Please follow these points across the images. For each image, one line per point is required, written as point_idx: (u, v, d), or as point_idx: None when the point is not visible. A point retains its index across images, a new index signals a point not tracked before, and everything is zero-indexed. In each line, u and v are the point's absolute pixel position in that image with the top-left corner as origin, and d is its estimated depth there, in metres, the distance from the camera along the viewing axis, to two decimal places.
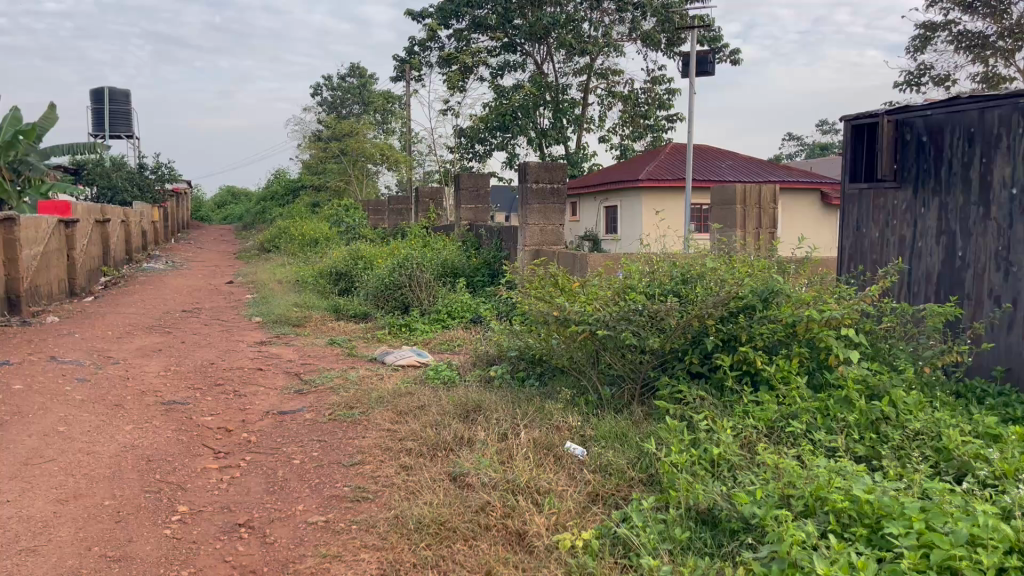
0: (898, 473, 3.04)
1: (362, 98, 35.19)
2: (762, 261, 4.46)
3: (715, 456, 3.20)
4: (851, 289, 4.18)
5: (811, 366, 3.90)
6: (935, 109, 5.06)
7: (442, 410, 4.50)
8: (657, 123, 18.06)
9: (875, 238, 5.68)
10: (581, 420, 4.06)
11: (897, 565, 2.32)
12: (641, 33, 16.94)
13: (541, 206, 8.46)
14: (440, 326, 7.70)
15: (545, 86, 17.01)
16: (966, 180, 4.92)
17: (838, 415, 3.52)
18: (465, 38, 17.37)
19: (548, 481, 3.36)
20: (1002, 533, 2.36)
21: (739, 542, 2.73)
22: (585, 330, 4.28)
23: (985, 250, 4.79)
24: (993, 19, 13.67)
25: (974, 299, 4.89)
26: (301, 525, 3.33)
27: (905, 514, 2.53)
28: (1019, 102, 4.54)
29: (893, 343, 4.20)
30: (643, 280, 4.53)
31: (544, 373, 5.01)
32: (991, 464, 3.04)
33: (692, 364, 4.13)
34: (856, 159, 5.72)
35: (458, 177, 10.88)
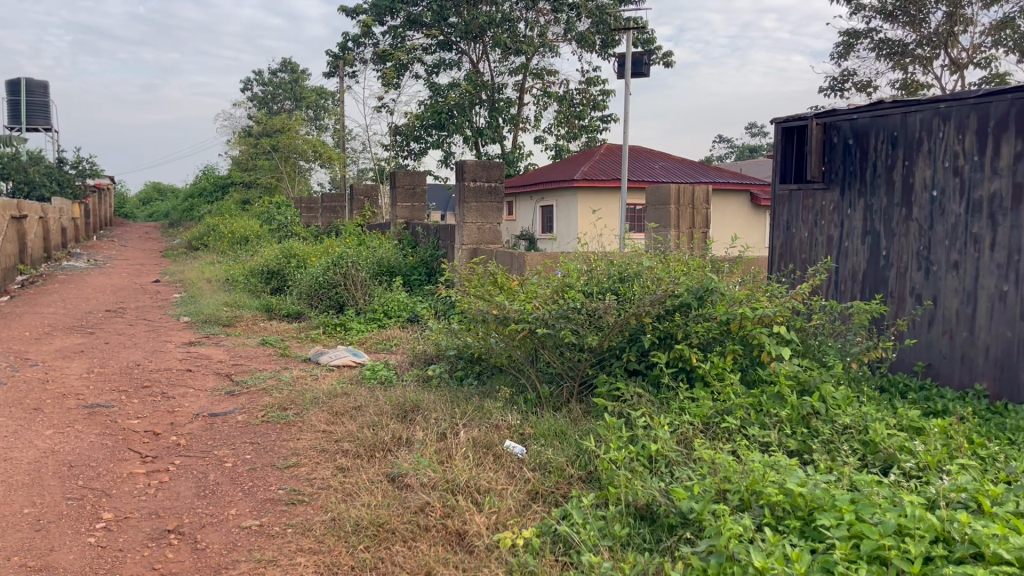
0: (828, 466, 3.12)
1: (294, 94, 34.67)
2: (697, 260, 4.54)
3: (653, 452, 3.23)
4: (782, 286, 4.27)
5: (744, 363, 3.98)
6: (860, 113, 5.22)
7: (380, 410, 4.44)
8: (591, 124, 18.25)
9: (803, 238, 5.82)
10: (520, 418, 4.05)
11: (830, 556, 2.37)
12: (576, 34, 17.06)
13: (479, 205, 8.45)
14: (376, 325, 7.61)
15: (481, 85, 16.99)
16: (890, 182, 5.10)
17: (771, 410, 3.59)
18: (400, 35, 17.20)
19: (487, 480, 3.34)
20: (928, 523, 2.44)
21: (677, 537, 2.76)
22: (523, 329, 4.24)
23: (907, 250, 4.98)
24: (912, 27, 14.18)
25: (896, 297, 5.08)
26: (233, 530, 3.24)
27: (836, 506, 2.59)
28: (939, 109, 4.73)
29: (823, 339, 4.31)
30: (581, 279, 4.55)
31: (483, 372, 4.99)
32: (915, 458, 3.16)
33: (629, 361, 4.17)
34: (784, 160, 5.84)
35: (395, 174, 10.77)
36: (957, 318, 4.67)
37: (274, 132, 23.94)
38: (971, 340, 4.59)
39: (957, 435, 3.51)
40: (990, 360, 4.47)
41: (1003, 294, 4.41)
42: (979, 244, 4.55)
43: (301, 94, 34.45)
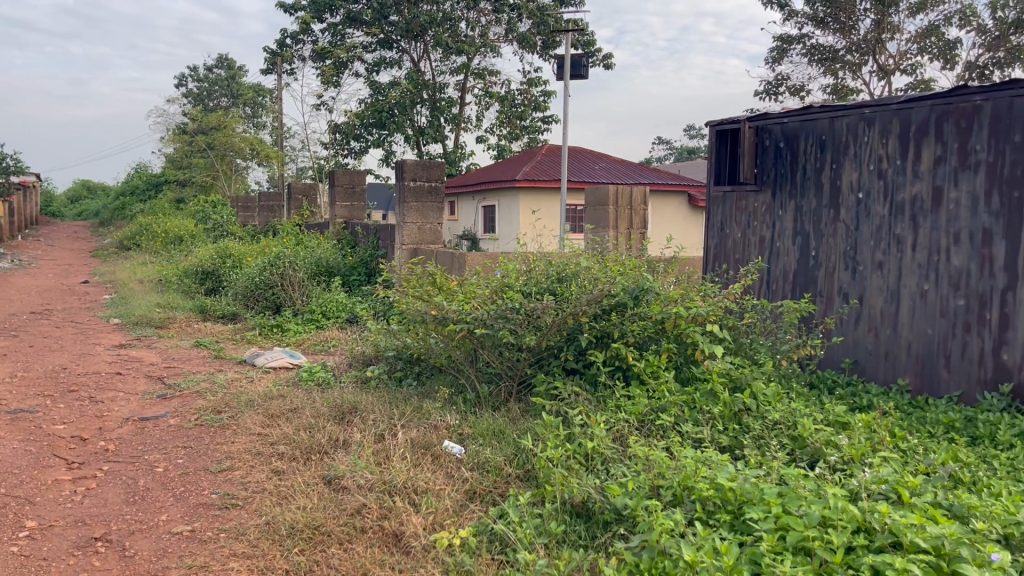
0: (758, 461, 3.22)
1: (230, 92, 34.01)
2: (632, 260, 4.61)
3: (589, 450, 3.28)
4: (715, 286, 4.38)
5: (679, 361, 4.06)
6: (790, 117, 5.36)
7: (317, 412, 4.40)
8: (532, 125, 18.35)
9: (736, 238, 5.93)
10: (459, 418, 4.06)
11: (758, 548, 2.44)
12: (517, 35, 17.11)
13: (419, 205, 8.43)
14: (314, 326, 7.53)
15: (422, 84, 16.91)
16: (818, 184, 5.26)
17: (704, 407, 3.68)
18: (339, 33, 17.00)
19: (425, 480, 3.34)
20: (850, 514, 2.53)
21: (612, 534, 2.81)
22: (462, 329, 4.24)
23: (835, 251, 5.14)
24: (842, 34, 14.63)
25: (825, 296, 5.24)
26: (164, 535, 3.17)
27: (764, 499, 2.67)
28: (865, 114, 4.90)
29: (754, 337, 4.42)
30: (520, 280, 4.57)
31: (423, 372, 4.99)
32: (840, 451, 3.28)
33: (567, 360, 4.22)
34: (717, 162, 5.95)
35: (333, 173, 10.66)
36: (882, 316, 4.86)
37: (210, 129, 23.46)
38: (894, 338, 4.78)
39: (879, 428, 3.65)
40: (912, 356, 4.68)
41: (924, 293, 4.62)
42: (902, 245, 4.74)
43: (238, 91, 33.88)
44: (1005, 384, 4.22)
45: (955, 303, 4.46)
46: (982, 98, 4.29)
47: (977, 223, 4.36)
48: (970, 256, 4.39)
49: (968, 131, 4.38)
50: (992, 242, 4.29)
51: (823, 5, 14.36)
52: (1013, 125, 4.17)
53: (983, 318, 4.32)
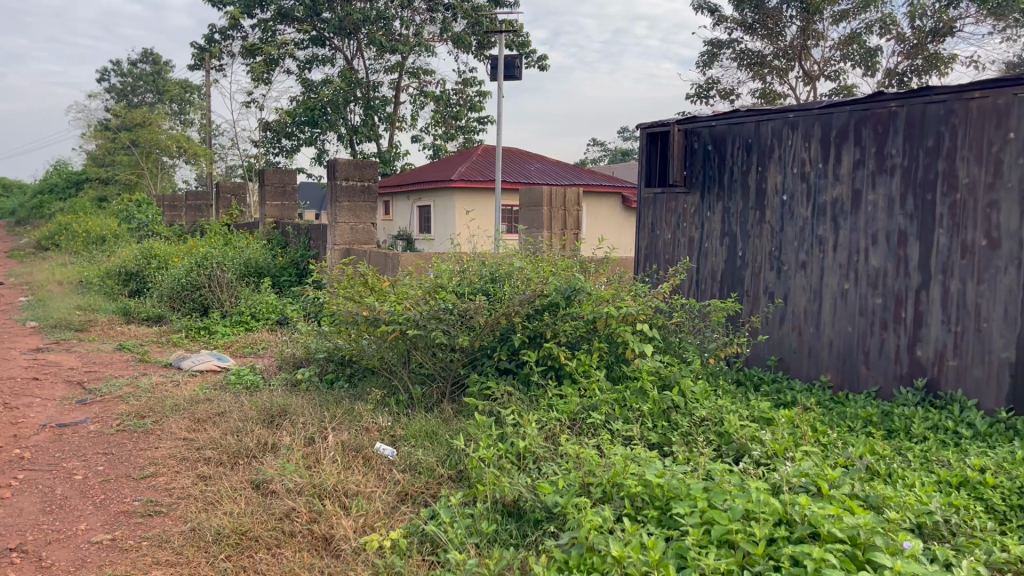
0: (686, 457, 3.29)
1: (156, 87, 33.14)
2: (565, 260, 4.66)
3: (521, 449, 3.30)
4: (646, 286, 4.45)
5: (610, 360, 4.12)
6: (718, 121, 5.49)
7: (245, 416, 4.32)
8: (467, 125, 18.35)
9: (666, 239, 6.02)
10: (392, 420, 4.04)
11: (683, 542, 2.50)
12: (452, 34, 17.08)
13: (351, 204, 8.35)
14: (243, 328, 7.39)
15: (355, 82, 16.72)
16: (745, 186, 5.39)
17: (634, 405, 3.74)
18: (270, 29, 16.69)
19: (356, 483, 3.32)
20: (772, 507, 2.61)
21: (543, 531, 2.84)
22: (395, 330, 4.22)
23: (761, 251, 5.28)
24: (770, 40, 15.01)
25: (751, 296, 5.38)
26: (82, 545, 3.08)
27: (690, 494, 2.74)
28: (788, 118, 5.05)
29: (682, 335, 4.50)
30: (453, 280, 4.56)
31: (355, 374, 4.93)
32: (763, 446, 3.37)
33: (500, 360, 4.23)
34: (649, 164, 6.04)
35: (264, 172, 10.47)
36: (805, 315, 5.02)
37: (134, 125, 22.76)
38: (817, 335, 4.94)
39: (802, 424, 3.77)
40: (833, 353, 4.85)
41: (844, 292, 4.79)
42: (823, 246, 4.91)
43: (164, 86, 32.96)
44: (920, 379, 4.40)
45: (874, 302, 4.64)
46: (897, 104, 4.47)
47: (894, 224, 4.54)
48: (887, 257, 4.57)
49: (884, 136, 4.56)
50: (907, 242, 4.48)
51: (751, 11, 14.73)
52: (926, 131, 4.36)
53: (899, 316, 4.51)
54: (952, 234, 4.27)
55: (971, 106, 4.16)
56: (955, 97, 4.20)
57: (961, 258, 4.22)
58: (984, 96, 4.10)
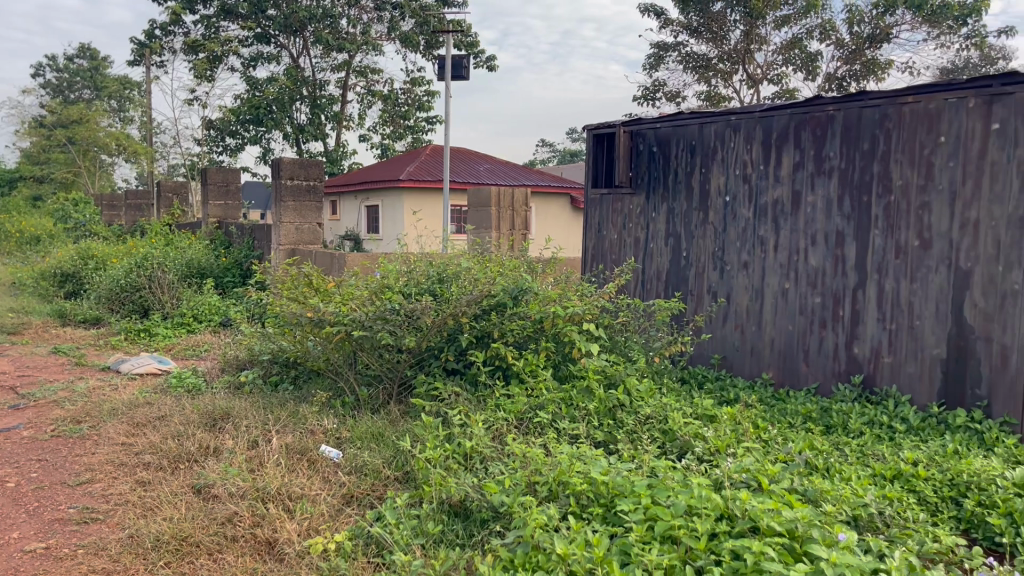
0: (630, 455, 3.33)
1: (94, 83, 32.32)
2: (512, 261, 4.68)
3: (467, 449, 3.30)
4: (592, 286, 4.49)
5: (557, 360, 4.15)
6: (662, 123, 5.57)
7: (186, 419, 4.24)
8: (416, 125, 18.27)
9: (613, 239, 6.07)
10: (337, 422, 4.01)
11: (627, 539, 2.53)
12: (400, 34, 16.98)
13: (297, 204, 8.25)
14: (185, 330, 7.25)
15: (301, 80, 16.49)
16: (689, 188, 5.48)
17: (580, 403, 3.78)
18: (213, 25, 16.39)
19: (300, 486, 3.29)
20: (714, 502, 2.65)
21: (489, 531, 2.85)
22: (340, 331, 4.18)
23: (705, 252, 5.37)
24: (715, 43, 15.26)
25: (695, 295, 5.46)
26: (14, 554, 2.98)
27: (634, 492, 2.77)
28: (731, 120, 5.15)
29: (628, 335, 4.55)
30: (400, 281, 4.52)
31: (299, 376, 4.88)
32: (706, 442, 3.43)
33: (447, 361, 4.23)
34: (595, 165, 6.09)
35: (206, 170, 10.29)
36: (747, 314, 5.12)
37: (70, 122, 22.15)
38: (759, 334, 5.05)
39: (744, 420, 3.85)
40: (775, 352, 4.95)
41: (785, 291, 4.90)
42: (765, 247, 5.01)
43: (102, 82, 32.16)
44: (857, 376, 4.53)
45: (813, 301, 4.76)
46: (834, 108, 4.59)
47: (832, 225, 4.66)
48: (825, 256, 4.69)
49: (823, 139, 4.68)
50: (844, 243, 4.60)
51: (696, 14, 14.95)
52: (862, 134, 4.49)
53: (838, 315, 4.63)
54: (886, 235, 4.40)
55: (904, 111, 4.30)
56: (889, 102, 4.33)
57: (895, 258, 4.36)
58: (916, 101, 4.23)
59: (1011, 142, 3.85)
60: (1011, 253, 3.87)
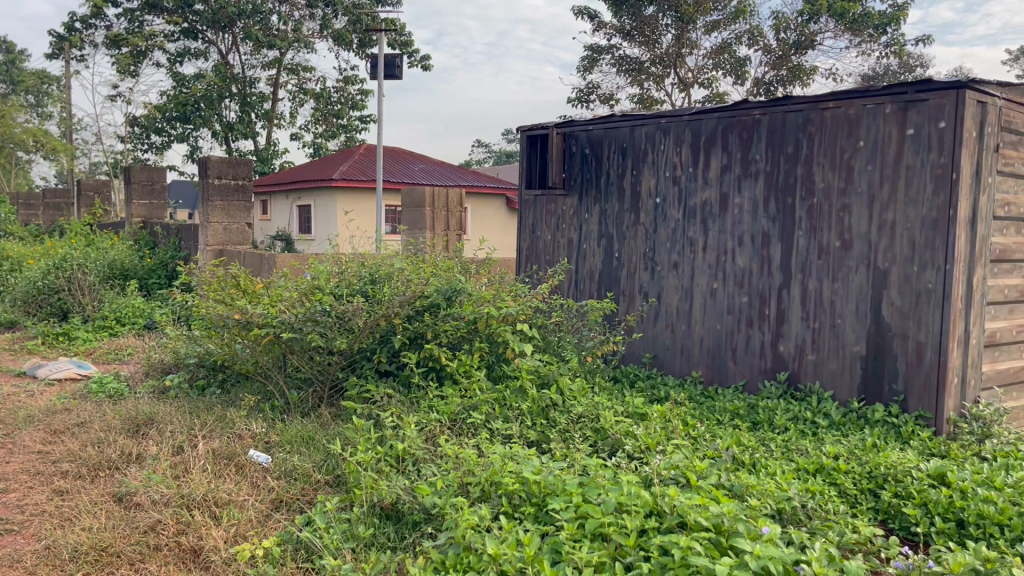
0: (563, 454, 3.36)
1: (10, 77, 31.11)
2: (445, 261, 4.67)
3: (400, 452, 3.28)
4: (525, 286, 4.51)
5: (491, 360, 4.16)
6: (594, 125, 5.63)
7: (107, 426, 4.10)
8: (349, 123, 18.07)
9: (547, 240, 6.10)
10: (266, 426, 3.93)
11: (558, 538, 2.55)
12: (332, 31, 16.75)
13: (224, 203, 8.07)
14: (107, 333, 7.03)
15: (230, 77, 16.04)
16: (620, 189, 5.55)
17: (513, 404, 3.79)
18: (137, 19, 15.86)
19: (227, 492, 3.22)
20: (643, 499, 2.69)
21: (421, 533, 2.84)
22: (268, 333, 4.11)
23: (636, 252, 5.45)
24: (647, 47, 15.48)
25: (627, 295, 5.54)
26: None
27: (566, 490, 2.79)
28: (662, 123, 5.24)
29: (561, 335, 4.59)
30: (331, 282, 4.45)
31: (227, 380, 4.79)
32: (637, 440, 3.49)
33: (380, 363, 4.19)
34: (529, 166, 6.10)
35: (129, 168, 10.01)
36: (677, 313, 5.22)
37: None
38: (689, 333, 5.15)
39: (673, 418, 3.92)
40: (704, 350, 5.06)
41: (713, 291, 5.01)
42: (694, 247, 5.11)
43: (19, 77, 30.96)
44: (782, 373, 4.67)
45: (740, 300, 4.87)
46: (760, 112, 4.72)
47: (758, 226, 4.79)
48: (752, 257, 4.81)
49: (749, 142, 4.80)
50: (770, 243, 4.73)
51: (629, 18, 15.14)
52: (787, 138, 4.62)
53: (764, 313, 4.76)
54: (809, 236, 4.54)
55: (826, 115, 4.44)
56: (812, 107, 4.47)
57: (818, 258, 4.50)
58: (837, 106, 4.38)
59: (925, 147, 4.02)
60: (925, 254, 4.04)
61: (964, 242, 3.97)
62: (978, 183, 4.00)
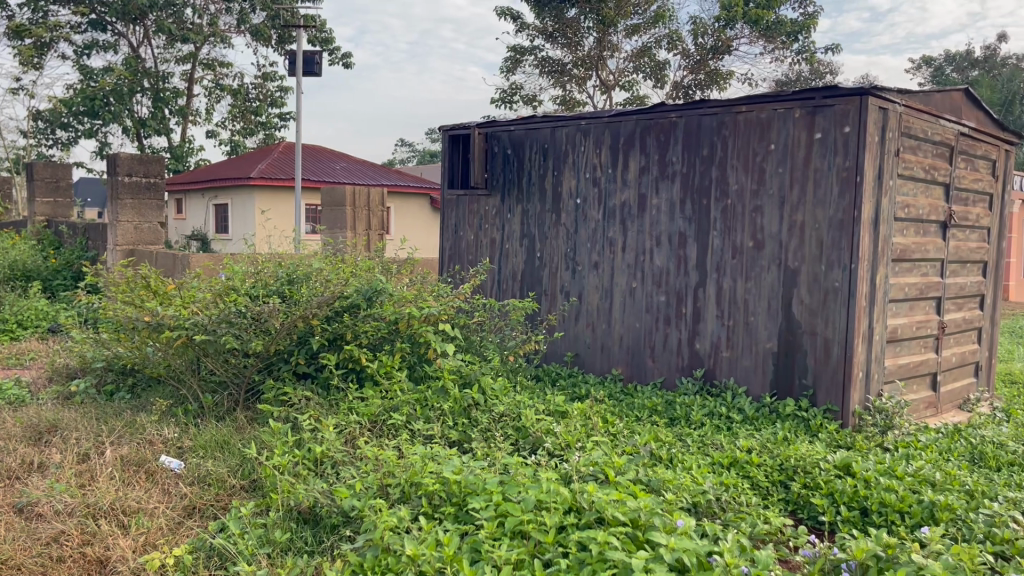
0: (484, 453, 3.36)
1: None
2: (365, 261, 4.62)
3: (318, 455, 3.23)
4: (447, 286, 4.50)
5: (413, 361, 4.14)
6: (516, 126, 5.67)
7: (7, 434, 3.91)
8: (268, 121, 17.69)
9: (469, 240, 6.08)
10: (178, 431, 3.82)
11: (477, 537, 2.56)
12: (250, 26, 16.37)
13: (135, 201, 7.81)
14: (7, 337, 6.69)
15: (142, 71, 15.56)
16: (541, 190, 5.59)
17: (435, 404, 3.78)
18: (40, 9, 15.18)
19: (136, 500, 3.12)
20: (562, 496, 2.72)
21: (338, 536, 2.81)
22: (181, 336, 3.99)
23: (558, 252, 5.50)
24: (569, 49, 15.63)
25: (548, 295, 5.58)
26: None
27: (486, 489, 2.80)
28: (582, 124, 5.31)
29: (484, 335, 4.59)
30: (246, 282, 4.34)
31: (137, 384, 4.64)
32: (556, 438, 3.53)
33: (298, 364, 4.12)
34: (451, 167, 6.09)
35: (32, 165, 9.57)
36: (598, 313, 5.29)
37: None
38: (609, 331, 5.23)
39: (593, 415, 3.97)
40: (624, 348, 5.14)
41: (633, 290, 5.10)
42: (613, 247, 5.19)
43: None
44: (698, 369, 4.79)
45: (658, 299, 4.98)
46: (677, 115, 4.83)
47: (675, 227, 4.89)
48: (669, 257, 4.92)
49: (666, 144, 4.91)
50: (686, 244, 4.85)
51: (552, 19, 15.28)
52: (702, 140, 4.74)
53: (680, 312, 4.87)
54: (723, 236, 4.67)
55: (739, 119, 4.58)
56: (725, 110, 4.60)
57: (731, 257, 4.63)
58: (749, 110, 4.52)
59: (832, 151, 4.18)
60: (832, 254, 4.21)
61: (868, 242, 4.15)
62: (880, 185, 4.19)
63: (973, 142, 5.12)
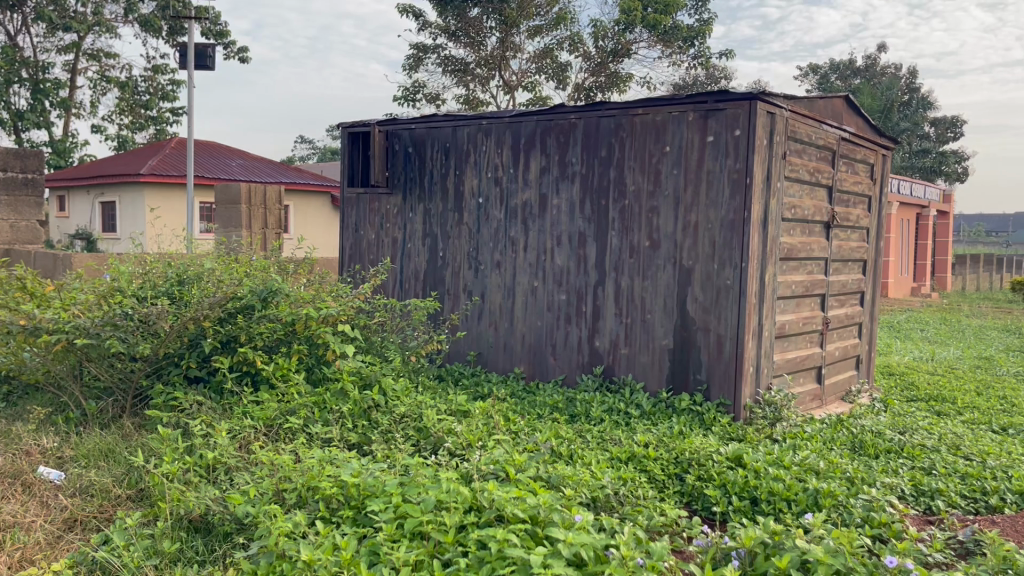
0: (384, 455, 3.33)
1: None
2: (261, 261, 4.49)
3: (210, 461, 3.13)
4: (346, 286, 4.42)
5: (310, 363, 4.06)
6: (417, 124, 5.63)
7: None
8: (159, 115, 17.00)
9: (370, 239, 6.00)
10: (58, 440, 3.63)
11: (376, 539, 2.53)
12: (139, 16, 15.69)
13: (10, 198, 7.35)
14: None
15: (19, 61, 14.70)
16: (444, 190, 5.57)
17: (334, 407, 3.71)
18: None
19: (10, 514, 2.94)
20: (462, 495, 2.73)
21: (231, 544, 2.73)
22: (60, 339, 3.77)
23: (460, 251, 5.50)
24: (472, 48, 15.63)
25: (452, 294, 5.57)
26: None
27: (386, 491, 2.77)
28: (484, 124, 5.32)
29: (385, 335, 4.54)
30: (133, 283, 4.15)
31: (13, 392, 4.38)
32: (457, 437, 3.51)
33: (189, 368, 3.96)
34: (351, 165, 6.00)
35: None
36: (500, 312, 5.32)
37: None
38: (511, 330, 5.26)
39: (494, 414, 3.98)
40: (526, 346, 5.19)
41: (535, 289, 5.15)
42: (515, 247, 5.23)
43: None
44: (598, 366, 4.87)
45: (559, 298, 5.04)
46: (576, 116, 4.90)
47: (574, 227, 4.97)
48: (569, 256, 4.99)
49: (565, 145, 4.98)
50: (586, 243, 4.93)
51: (454, 19, 15.26)
52: (600, 142, 4.83)
53: (581, 310, 4.95)
54: (621, 235, 4.77)
55: (635, 121, 4.68)
56: (623, 113, 4.70)
57: (629, 257, 4.74)
58: (645, 113, 4.63)
59: (723, 154, 4.33)
60: (724, 253, 4.36)
61: (758, 241, 4.31)
62: (768, 187, 4.37)
63: (853, 147, 5.40)
